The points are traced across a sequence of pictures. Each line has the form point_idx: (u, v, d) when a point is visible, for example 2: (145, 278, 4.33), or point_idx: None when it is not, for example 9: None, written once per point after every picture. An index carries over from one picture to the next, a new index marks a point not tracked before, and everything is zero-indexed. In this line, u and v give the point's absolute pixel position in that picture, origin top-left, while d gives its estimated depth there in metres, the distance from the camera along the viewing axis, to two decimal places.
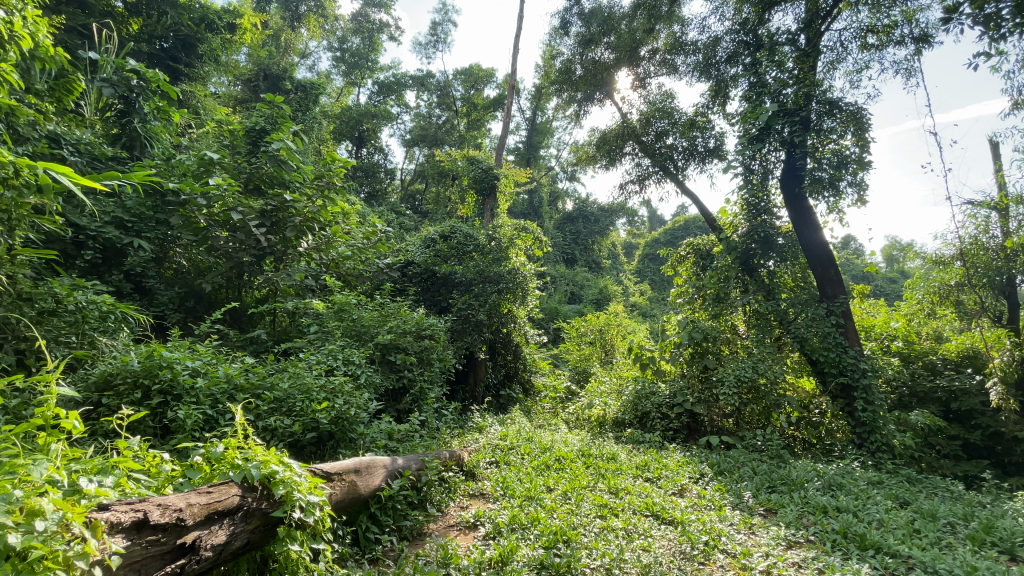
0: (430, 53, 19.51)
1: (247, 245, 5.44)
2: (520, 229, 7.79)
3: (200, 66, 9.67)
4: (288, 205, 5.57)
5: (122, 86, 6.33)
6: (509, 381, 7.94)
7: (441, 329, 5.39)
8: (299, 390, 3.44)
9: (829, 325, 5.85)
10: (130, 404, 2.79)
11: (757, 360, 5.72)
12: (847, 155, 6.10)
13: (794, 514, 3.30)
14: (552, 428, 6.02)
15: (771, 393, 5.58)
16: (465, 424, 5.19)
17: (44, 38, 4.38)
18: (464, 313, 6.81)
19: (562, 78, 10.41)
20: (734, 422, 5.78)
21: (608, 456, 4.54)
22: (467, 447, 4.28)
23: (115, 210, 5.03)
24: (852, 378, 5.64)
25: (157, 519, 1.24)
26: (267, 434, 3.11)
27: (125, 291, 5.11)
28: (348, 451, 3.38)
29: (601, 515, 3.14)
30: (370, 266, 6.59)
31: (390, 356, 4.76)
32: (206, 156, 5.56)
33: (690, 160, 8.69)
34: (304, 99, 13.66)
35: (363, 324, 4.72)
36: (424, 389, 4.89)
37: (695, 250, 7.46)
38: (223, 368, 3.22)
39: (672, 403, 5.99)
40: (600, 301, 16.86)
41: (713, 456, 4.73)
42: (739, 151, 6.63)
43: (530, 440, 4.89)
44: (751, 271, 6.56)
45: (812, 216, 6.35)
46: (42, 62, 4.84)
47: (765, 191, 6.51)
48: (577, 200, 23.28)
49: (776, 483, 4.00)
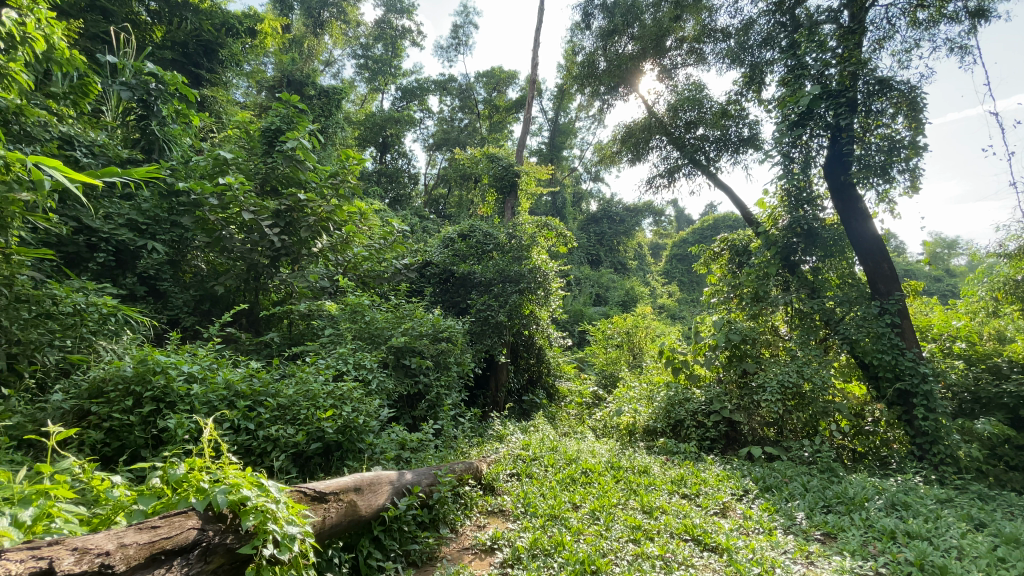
0: (451, 57, 19.45)
1: (261, 246, 5.31)
2: (541, 226, 7.48)
3: (222, 71, 9.71)
4: (303, 204, 5.40)
5: (141, 89, 6.32)
6: (532, 386, 7.63)
7: (459, 332, 5.11)
8: (306, 397, 3.22)
9: (883, 325, 5.33)
10: (121, 413, 2.60)
11: (801, 364, 5.26)
12: (898, 139, 5.58)
13: (858, 541, 2.86)
14: (578, 437, 5.68)
15: (820, 401, 5.09)
16: (485, 432, 4.89)
17: (58, 39, 4.24)
18: (483, 315, 6.52)
19: (585, 72, 10.08)
20: (777, 432, 5.32)
21: (640, 469, 4.17)
22: (486, 458, 3.99)
23: (129, 212, 4.96)
24: (910, 383, 5.11)
25: (68, 568, 0.99)
26: (269, 444, 2.90)
27: (139, 295, 5.02)
28: (355, 463, 3.13)
29: (634, 538, 2.79)
30: (387, 266, 6.38)
31: (405, 360, 4.48)
32: (220, 156, 5.46)
33: (722, 151, 8.23)
34: (326, 105, 13.58)
35: (377, 326, 4.44)
36: (441, 395, 4.60)
37: (730, 246, 7.01)
38: (224, 373, 3.02)
39: (708, 410, 5.56)
40: (626, 303, 16.40)
41: (757, 469, 4.30)
42: (777, 139, 6.17)
43: (555, 450, 4.55)
44: (793, 268, 6.09)
45: (861, 205, 5.81)
46: (57, 64, 4.79)
47: (808, 180, 6.00)
48: (601, 201, 22.84)
49: (830, 502, 3.55)
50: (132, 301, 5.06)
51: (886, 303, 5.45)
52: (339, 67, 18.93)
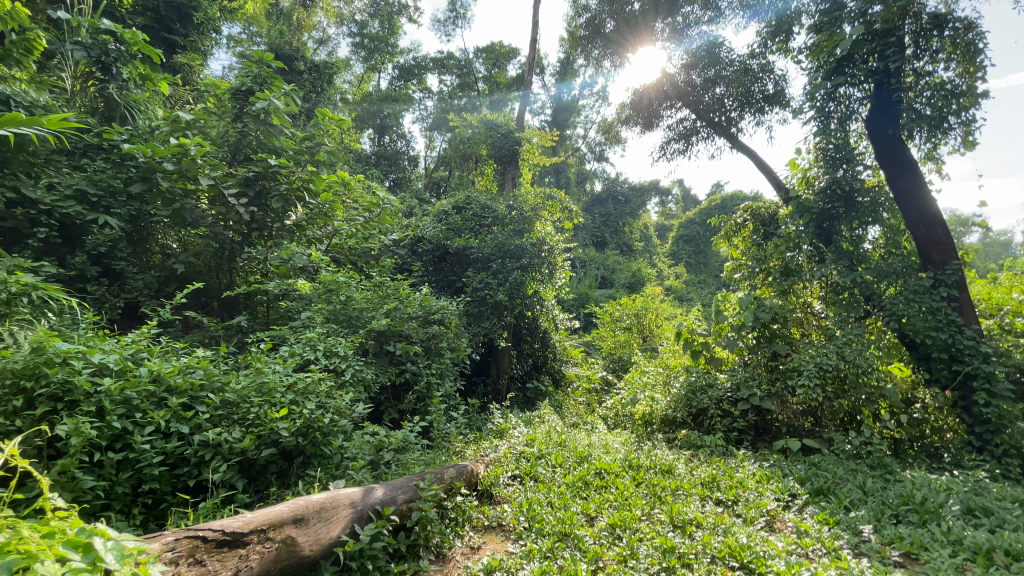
0: (450, 31, 18.53)
1: (229, 220, 4.69)
2: (545, 197, 6.82)
3: (198, 38, 8.94)
4: (274, 170, 4.74)
5: (98, 50, 5.51)
6: (536, 372, 7.07)
7: (453, 313, 4.48)
8: (260, 392, 2.65)
9: (936, 299, 4.66)
10: (4, 417, 2.01)
11: (842, 345, 4.64)
12: (953, 86, 4.84)
13: (953, 568, 2.25)
14: (588, 428, 5.11)
15: (864, 386, 4.47)
16: (484, 426, 4.29)
17: None
18: (481, 295, 5.88)
19: (590, 32, 9.15)
20: (813, 421, 4.72)
21: (663, 468, 3.58)
22: (483, 458, 3.42)
23: (77, 181, 4.30)
24: (969, 365, 4.46)
25: None
26: (209, 451, 2.34)
27: (90, 276, 4.42)
28: (318, 472, 2.55)
29: (668, 567, 2.20)
30: (374, 243, 5.77)
31: (389, 345, 3.84)
32: (179, 118, 4.79)
33: (744, 109, 7.46)
34: (317, 81, 13.17)
35: (354, 306, 3.77)
36: (431, 386, 3.94)
37: (755, 215, 6.34)
38: (153, 364, 2.42)
39: (735, 398, 4.96)
40: (633, 285, 15.76)
41: (799, 466, 3.70)
42: (811, 91, 5.46)
43: (564, 446, 3.96)
44: (829, 238, 5.42)
45: (911, 161, 5.08)
46: None
47: (847, 136, 5.31)
48: (607, 180, 22.07)
49: (899, 510, 2.93)
50: (82, 283, 4.45)
51: (940, 274, 4.77)
52: (334, 45, 18.08)
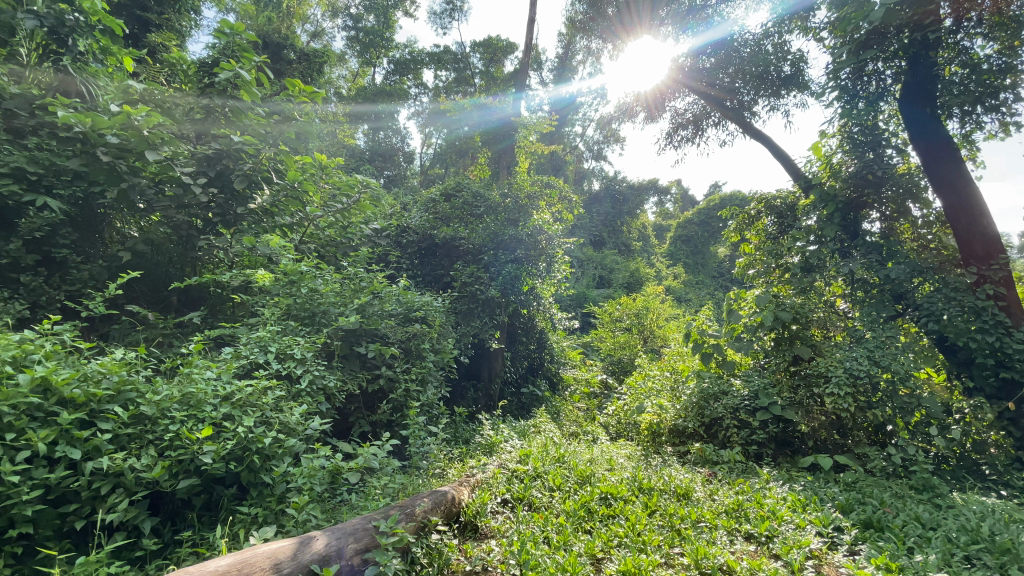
0: (446, 25, 18.06)
1: (186, 204, 4.13)
2: (544, 185, 6.32)
3: (175, 18, 8.34)
4: (237, 147, 4.21)
5: (52, 20, 4.31)
6: (532, 376, 6.54)
7: (437, 310, 3.95)
8: (185, 405, 2.12)
9: (980, 298, 4.17)
10: None
11: (873, 348, 4.15)
12: (996, 64, 4.36)
13: None
14: (589, 440, 4.60)
15: (900, 395, 3.98)
16: (472, 439, 3.76)
17: None
18: (470, 290, 5.32)
19: (590, 15, 8.40)
20: (840, 434, 4.22)
21: (678, 492, 3.07)
22: (468, 480, 2.90)
23: (12, 157, 3.59)
24: (1017, 372, 3.98)
25: None
26: (107, 483, 1.80)
27: (23, 265, 3.83)
28: (251, 509, 2.01)
29: None
30: (355, 232, 5.23)
31: (360, 347, 3.30)
32: (129, 87, 4.19)
33: (758, 93, 6.95)
34: (308, 70, 12.58)
35: (319, 300, 3.22)
36: (410, 394, 3.39)
37: (769, 207, 5.86)
38: (39, 370, 1.87)
39: (753, 406, 4.45)
40: (631, 285, 15.30)
41: (837, 490, 3.19)
42: (836, 70, 4.95)
43: (563, 463, 3.44)
44: (854, 231, 4.96)
45: (950, 144, 4.60)
46: None
47: (877, 117, 4.83)
48: (605, 178, 21.62)
49: (973, 550, 2.41)
50: (14, 273, 3.85)
51: (984, 269, 4.28)
52: (328, 39, 17.45)
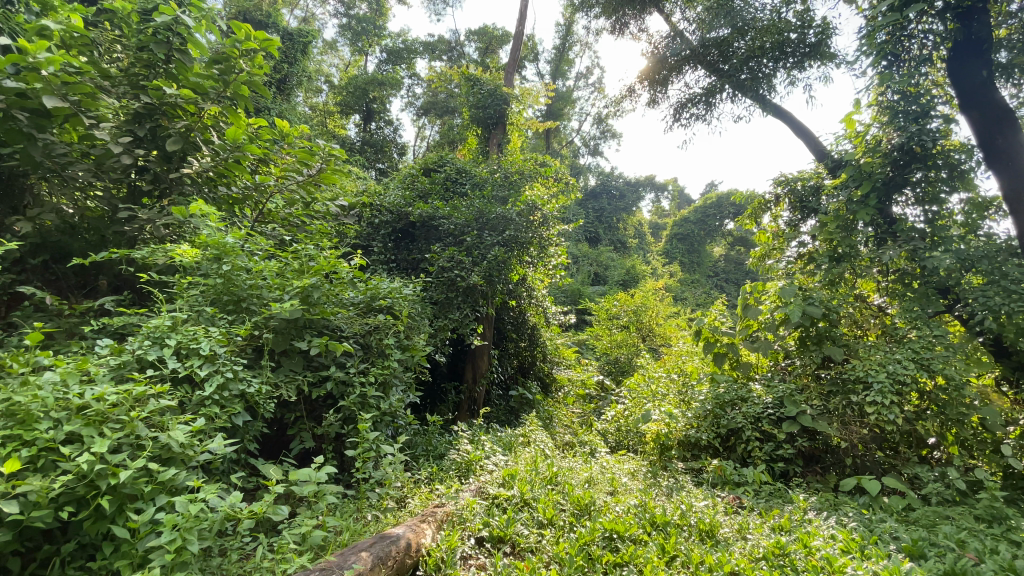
0: (439, 11, 17.39)
1: (108, 167, 3.43)
2: (536, 162, 5.71)
3: None
4: (170, 101, 3.52)
5: None
6: (522, 376, 5.90)
7: (404, 297, 3.29)
8: (5, 423, 1.45)
9: None
10: None
11: (919, 348, 3.52)
12: None
13: None
14: (586, 452, 3.97)
15: (954, 406, 3.34)
16: (445, 455, 3.11)
17: None
18: (449, 276, 4.57)
19: None
20: (880, 450, 3.61)
21: (701, 528, 2.45)
22: (432, 516, 2.25)
23: None
24: None
25: None
26: None
27: None
28: None
29: None
30: (319, 209, 4.58)
31: (302, 342, 2.63)
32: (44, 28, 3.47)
33: (777, 65, 6.33)
34: (291, 50, 11.68)
35: (248, 283, 2.54)
36: (366, 401, 2.73)
37: (789, 190, 5.25)
38: None
39: (778, 416, 3.82)
40: (627, 282, 14.66)
41: (896, 525, 2.56)
42: (873, 31, 4.32)
43: (556, 486, 2.79)
44: (887, 214, 4.35)
45: (1008, 113, 4.01)
46: None
47: (920, 84, 4.19)
48: (602, 174, 21.06)
49: None
50: None
51: None
52: (317, 24, 16.56)
